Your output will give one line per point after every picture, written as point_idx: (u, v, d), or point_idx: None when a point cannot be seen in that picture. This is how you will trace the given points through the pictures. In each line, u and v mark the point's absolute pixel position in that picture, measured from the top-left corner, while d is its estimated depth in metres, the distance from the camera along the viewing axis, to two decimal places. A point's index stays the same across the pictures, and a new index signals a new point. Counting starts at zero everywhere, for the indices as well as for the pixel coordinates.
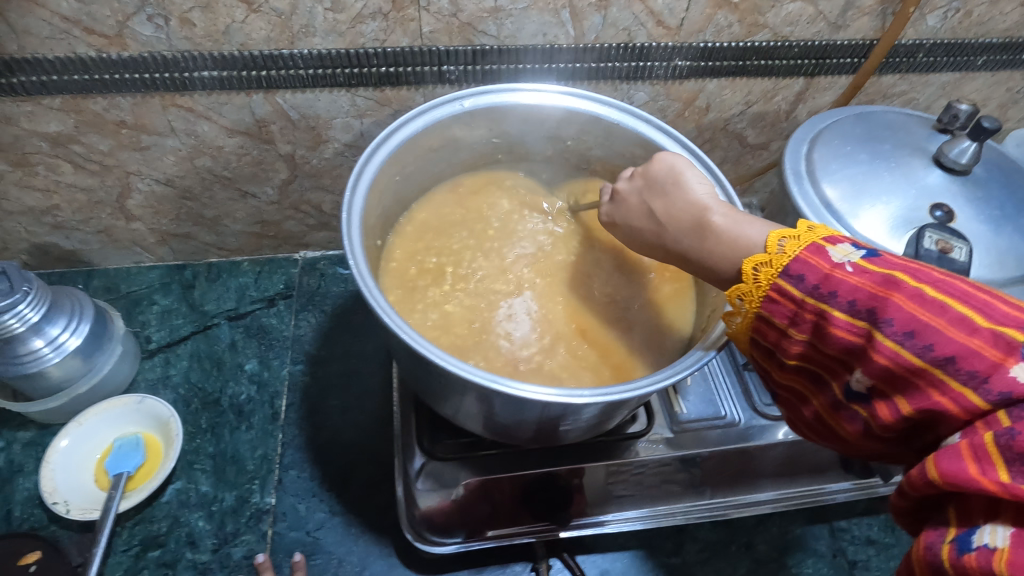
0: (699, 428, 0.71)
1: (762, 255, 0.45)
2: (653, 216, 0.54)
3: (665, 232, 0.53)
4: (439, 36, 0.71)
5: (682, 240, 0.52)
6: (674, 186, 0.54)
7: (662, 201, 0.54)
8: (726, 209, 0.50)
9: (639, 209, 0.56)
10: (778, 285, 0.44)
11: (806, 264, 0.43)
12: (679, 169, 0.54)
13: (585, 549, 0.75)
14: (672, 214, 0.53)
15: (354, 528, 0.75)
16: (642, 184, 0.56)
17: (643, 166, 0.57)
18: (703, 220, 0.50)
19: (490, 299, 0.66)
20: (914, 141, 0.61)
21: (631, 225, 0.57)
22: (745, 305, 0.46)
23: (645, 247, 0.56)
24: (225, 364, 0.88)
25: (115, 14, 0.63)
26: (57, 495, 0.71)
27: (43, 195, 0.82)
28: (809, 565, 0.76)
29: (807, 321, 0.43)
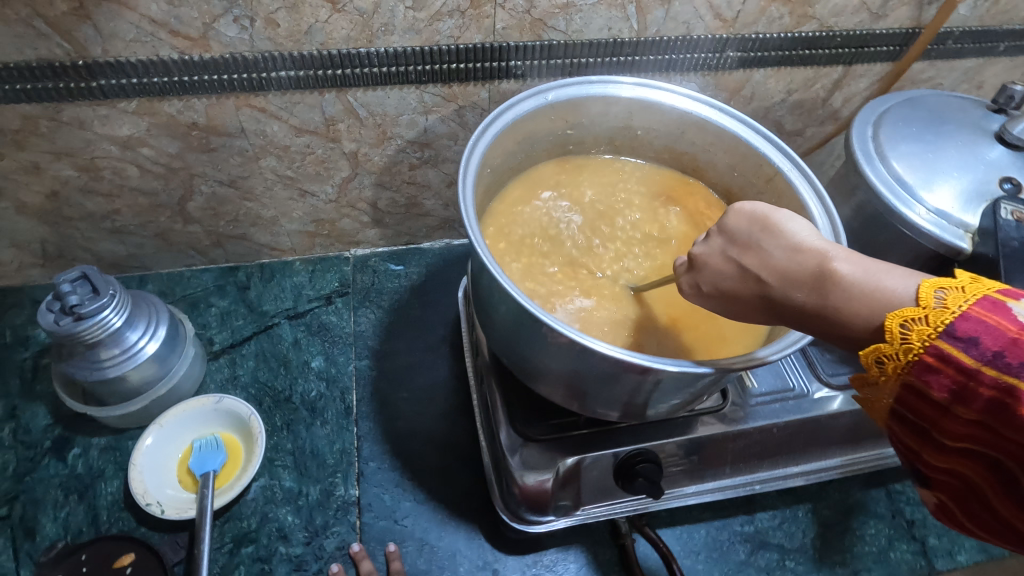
0: (771, 401, 0.75)
1: (913, 310, 0.40)
2: (749, 274, 0.50)
3: (770, 287, 0.48)
4: (511, 32, 0.73)
5: (795, 296, 0.47)
6: (766, 235, 0.50)
7: (756, 255, 0.50)
8: (846, 253, 0.45)
9: (728, 268, 0.51)
10: (939, 348, 0.39)
11: (981, 324, 0.38)
12: (766, 216, 0.50)
13: (665, 522, 0.79)
14: (773, 265, 0.48)
15: (441, 515, 0.77)
16: (723, 241, 0.53)
17: (718, 224, 0.53)
18: (817, 268, 0.45)
19: (580, 275, 0.70)
20: (974, 120, 0.67)
21: (722, 288, 0.52)
22: (887, 368, 0.42)
23: (747, 308, 0.51)
24: (291, 362, 0.89)
25: (203, 16, 0.64)
26: (150, 496, 0.72)
27: (105, 200, 0.81)
28: (872, 525, 0.81)
29: (981, 398, 0.37)
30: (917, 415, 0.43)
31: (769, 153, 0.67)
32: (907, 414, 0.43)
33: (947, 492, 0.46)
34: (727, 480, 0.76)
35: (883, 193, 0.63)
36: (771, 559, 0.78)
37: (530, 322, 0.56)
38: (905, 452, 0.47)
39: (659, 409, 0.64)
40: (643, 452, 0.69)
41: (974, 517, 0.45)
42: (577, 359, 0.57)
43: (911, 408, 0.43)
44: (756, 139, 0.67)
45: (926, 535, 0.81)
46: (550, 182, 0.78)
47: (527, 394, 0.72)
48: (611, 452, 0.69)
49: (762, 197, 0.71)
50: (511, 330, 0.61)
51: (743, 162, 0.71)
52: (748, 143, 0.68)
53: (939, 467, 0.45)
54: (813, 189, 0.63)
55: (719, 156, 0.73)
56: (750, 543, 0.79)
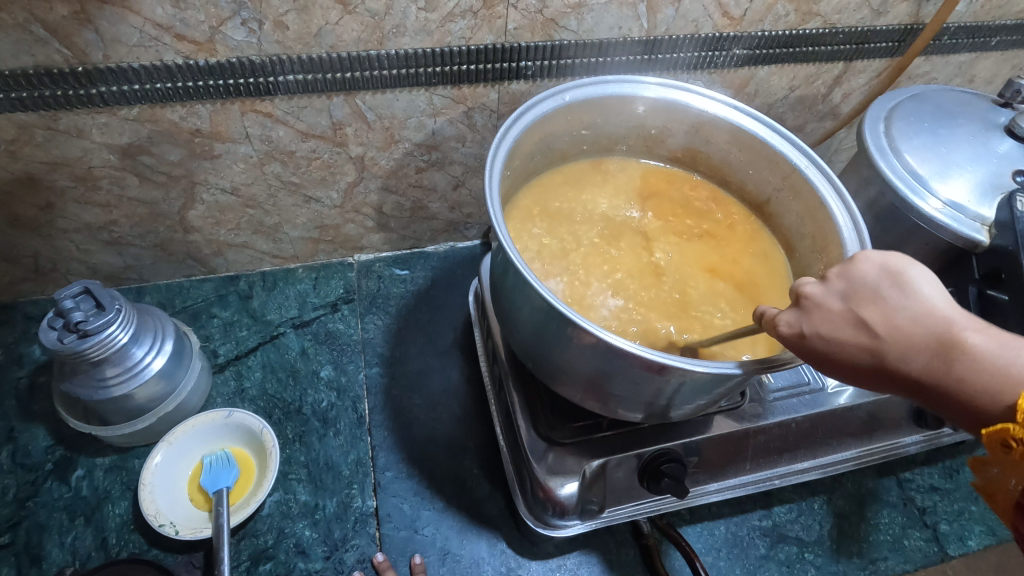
0: (788, 396, 0.75)
1: None
2: (868, 328, 0.44)
3: (887, 346, 0.43)
4: (522, 33, 0.72)
5: (913, 361, 0.43)
6: (896, 292, 0.44)
7: (880, 310, 0.44)
8: (977, 323, 0.42)
9: (844, 317, 0.45)
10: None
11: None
12: (897, 269, 0.45)
13: (686, 520, 0.79)
14: (898, 325, 0.43)
15: (462, 522, 0.76)
16: (844, 287, 0.46)
17: (841, 267, 0.47)
18: (946, 336, 0.42)
19: (588, 269, 0.70)
20: (983, 114, 0.68)
21: (831, 339, 0.45)
22: (1012, 453, 0.38)
23: (848, 364, 0.45)
24: (300, 373, 0.87)
25: (210, 19, 0.62)
26: (162, 517, 0.70)
27: (102, 211, 0.78)
28: (885, 514, 0.82)
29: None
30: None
31: (786, 151, 0.67)
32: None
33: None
34: (748, 476, 0.75)
35: (898, 186, 0.64)
36: (790, 552, 0.78)
37: (557, 323, 0.55)
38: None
39: (679, 412, 0.63)
40: (668, 452, 0.68)
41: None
42: (609, 362, 0.56)
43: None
44: (772, 136, 0.68)
45: (937, 522, 0.83)
46: (556, 182, 0.78)
47: (549, 396, 0.72)
48: (635, 453, 0.68)
49: (780, 193, 0.72)
50: (536, 333, 0.61)
51: (759, 159, 0.71)
52: (765, 142, 0.68)
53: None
54: (829, 180, 0.63)
55: (734, 153, 0.74)
56: (769, 537, 0.79)
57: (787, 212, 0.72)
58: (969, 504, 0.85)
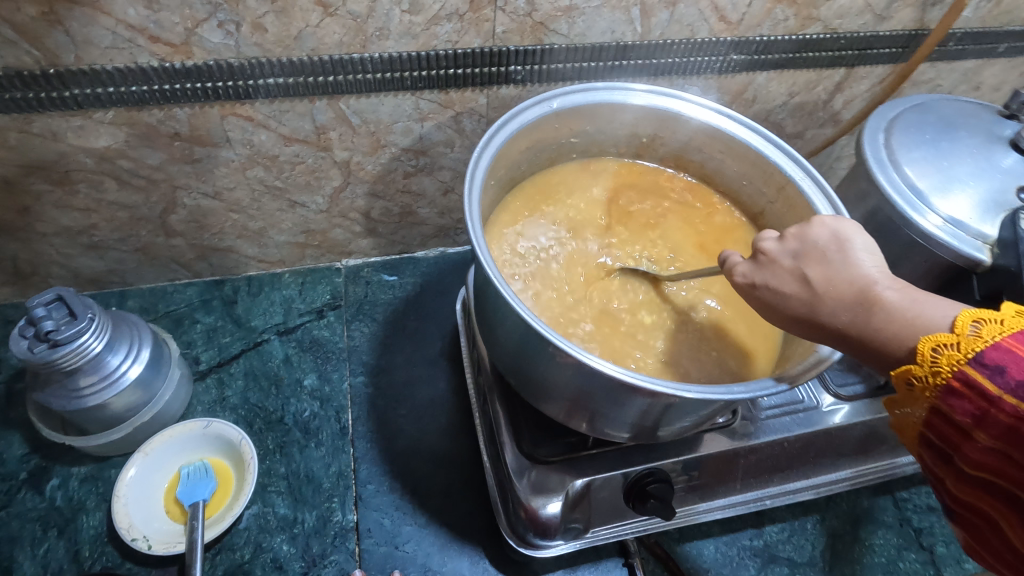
0: (781, 414, 0.73)
1: (946, 336, 0.41)
2: (808, 284, 0.49)
3: (821, 302, 0.48)
4: (511, 36, 0.70)
5: (841, 315, 0.47)
6: (838, 254, 0.49)
7: (823, 268, 0.49)
8: (899, 285, 0.46)
9: (790, 273, 0.50)
10: (966, 375, 0.40)
11: (1009, 354, 0.38)
12: (844, 235, 0.49)
13: (674, 540, 0.77)
14: (834, 282, 0.47)
15: (444, 538, 0.74)
16: (796, 247, 0.51)
17: (797, 229, 0.52)
18: (870, 293, 0.46)
19: (572, 281, 0.68)
20: (987, 126, 0.66)
21: (775, 291, 0.50)
22: (915, 388, 0.43)
23: (788, 314, 0.50)
24: (283, 382, 0.85)
25: (185, 21, 0.60)
26: (135, 531, 0.68)
27: (81, 215, 0.76)
28: (880, 535, 0.80)
29: (997, 423, 0.38)
30: (942, 440, 0.43)
31: (780, 162, 0.65)
32: (932, 438, 0.44)
33: (969, 523, 0.45)
34: (738, 496, 0.73)
35: (896, 201, 0.62)
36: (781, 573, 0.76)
37: (538, 342, 0.53)
38: (932, 480, 0.47)
39: (667, 432, 0.61)
40: (655, 472, 0.66)
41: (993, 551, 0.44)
42: (591, 383, 0.54)
43: (937, 432, 0.43)
44: (766, 147, 0.66)
45: (934, 543, 0.80)
46: (539, 191, 0.75)
47: (535, 414, 0.70)
48: (621, 472, 0.66)
49: (774, 205, 0.69)
50: (517, 349, 0.59)
51: (753, 169, 0.69)
52: (759, 153, 0.66)
53: (961, 499, 0.45)
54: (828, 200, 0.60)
55: (727, 163, 0.72)
56: (760, 558, 0.77)
57: (780, 225, 0.70)
58: None
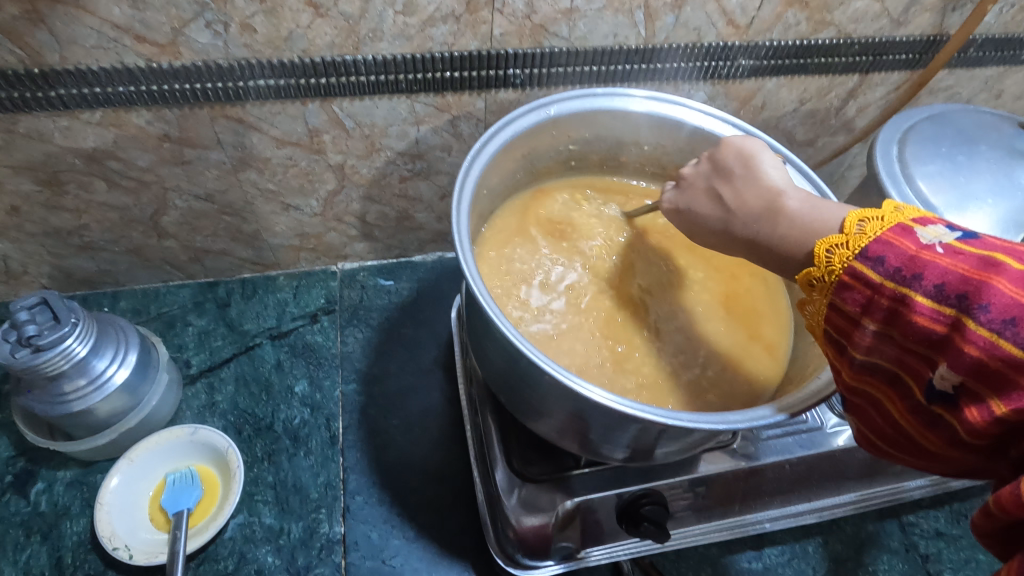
0: (783, 435, 0.70)
1: (838, 237, 0.41)
2: (720, 201, 0.52)
3: (735, 217, 0.50)
4: (509, 39, 0.68)
5: (750, 224, 0.48)
6: (746, 171, 0.51)
7: (732, 186, 0.52)
8: (802, 193, 0.47)
9: (705, 192, 0.54)
10: (853, 269, 0.39)
11: (888, 245, 0.38)
12: (751, 152, 0.52)
13: (669, 561, 0.75)
14: (745, 197, 0.50)
15: (432, 553, 0.72)
16: (710, 169, 0.55)
17: (711, 152, 0.55)
18: (774, 201, 0.47)
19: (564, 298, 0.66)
20: (1007, 140, 0.63)
21: (694, 211, 0.54)
22: (815, 291, 0.42)
23: (711, 235, 0.53)
24: (274, 388, 0.83)
25: (171, 20, 0.58)
26: (117, 540, 0.67)
27: (71, 216, 0.75)
28: (885, 561, 0.77)
29: (882, 309, 0.37)
30: (836, 334, 0.41)
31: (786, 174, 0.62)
32: (827, 335, 0.42)
33: (862, 417, 0.43)
34: (732, 518, 0.71)
35: None
36: None
37: (527, 363, 0.51)
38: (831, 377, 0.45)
39: (662, 454, 0.59)
40: (650, 494, 0.64)
41: (886, 443, 0.42)
42: (586, 406, 0.51)
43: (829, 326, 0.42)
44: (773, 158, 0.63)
45: (941, 571, 0.77)
46: (537, 206, 0.74)
47: (526, 432, 0.68)
48: (614, 493, 0.63)
49: None
50: (508, 367, 0.56)
51: None
52: None
53: (855, 393, 0.42)
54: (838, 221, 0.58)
55: None
56: None
57: None
58: (977, 552, 0.79)
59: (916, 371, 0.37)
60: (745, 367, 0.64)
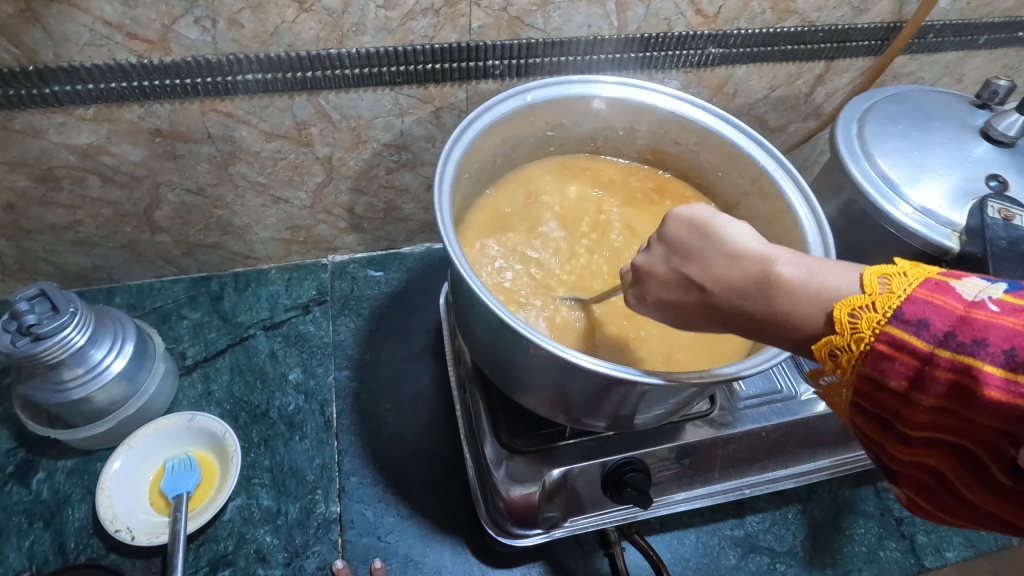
0: (759, 404, 0.73)
1: (860, 297, 0.37)
2: (693, 285, 0.45)
3: (716, 298, 0.44)
4: (487, 31, 0.71)
5: (741, 303, 0.42)
6: (705, 242, 0.45)
7: (697, 265, 0.45)
8: (789, 254, 0.41)
9: (672, 279, 0.47)
10: (892, 337, 0.35)
11: (928, 305, 0.34)
12: (705, 219, 0.46)
13: (655, 529, 0.78)
14: (717, 274, 0.43)
15: (425, 530, 0.75)
16: (664, 250, 0.48)
17: (657, 233, 0.49)
18: (761, 274, 0.41)
19: (545, 279, 0.70)
20: (960, 117, 0.67)
21: (667, 299, 0.48)
22: (839, 362, 0.37)
23: (695, 320, 0.46)
24: (268, 375, 0.85)
25: (162, 17, 0.61)
26: (119, 522, 0.69)
27: (66, 211, 0.77)
28: (861, 525, 0.81)
29: (942, 383, 0.33)
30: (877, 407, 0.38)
31: (753, 154, 0.66)
32: (864, 407, 0.38)
33: (917, 488, 0.39)
34: (717, 485, 0.74)
35: (868, 191, 0.62)
36: (763, 563, 0.76)
37: (509, 334, 0.53)
38: (868, 449, 0.41)
39: (642, 421, 0.61)
40: (632, 461, 0.66)
41: (951, 513, 0.39)
42: (565, 374, 0.54)
43: (868, 400, 0.38)
44: (740, 137, 0.67)
45: (915, 533, 0.81)
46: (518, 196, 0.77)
47: (513, 405, 0.71)
48: (599, 461, 0.66)
49: (749, 196, 0.71)
50: (491, 341, 0.59)
51: (728, 162, 0.70)
52: (733, 143, 0.67)
53: (904, 466, 0.39)
54: (802, 192, 0.62)
55: (701, 155, 0.73)
56: (740, 547, 0.77)
57: (753, 217, 0.71)
58: None
59: (993, 449, 0.33)
60: (719, 343, 0.67)
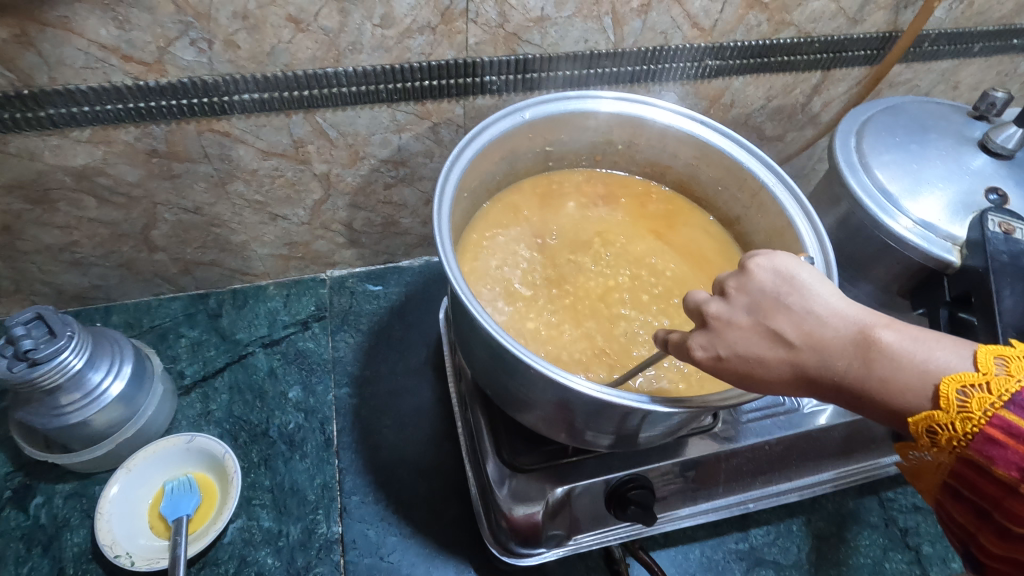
0: (761, 418, 0.72)
1: (973, 375, 0.37)
2: (783, 341, 0.42)
3: (806, 356, 0.42)
4: (484, 47, 0.71)
5: (835, 364, 0.41)
6: (794, 296, 0.43)
7: (788, 320, 0.42)
8: (886, 320, 0.41)
9: (756, 333, 0.43)
10: (1007, 423, 0.36)
11: None
12: (790, 274, 0.43)
13: (659, 545, 0.77)
14: (810, 330, 0.42)
15: (429, 548, 0.74)
16: (748, 302, 0.44)
17: (739, 281, 0.45)
18: (862, 340, 0.40)
19: (543, 295, 0.69)
20: (957, 129, 0.67)
21: (746, 356, 0.43)
22: (940, 437, 0.38)
23: (772, 379, 0.43)
24: (268, 395, 0.85)
25: (157, 40, 0.60)
26: (118, 547, 0.68)
27: (62, 232, 0.77)
28: (866, 536, 0.80)
29: None
30: (976, 494, 0.39)
31: (753, 168, 0.66)
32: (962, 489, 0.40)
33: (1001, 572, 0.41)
34: (720, 500, 0.74)
35: (867, 205, 0.62)
36: None
37: (509, 357, 0.52)
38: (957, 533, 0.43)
39: (646, 437, 0.60)
40: (635, 478, 0.66)
41: None
42: (567, 396, 0.53)
43: (966, 482, 0.39)
44: (739, 152, 0.67)
45: (920, 543, 0.80)
46: (514, 211, 0.77)
47: (515, 422, 0.70)
48: (602, 479, 0.66)
49: (749, 211, 0.71)
50: (492, 362, 0.58)
51: (728, 176, 0.70)
52: (732, 158, 0.67)
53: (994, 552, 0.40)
54: (801, 208, 0.62)
55: (701, 169, 0.73)
56: (745, 561, 0.77)
57: (754, 229, 0.71)
58: None
59: None
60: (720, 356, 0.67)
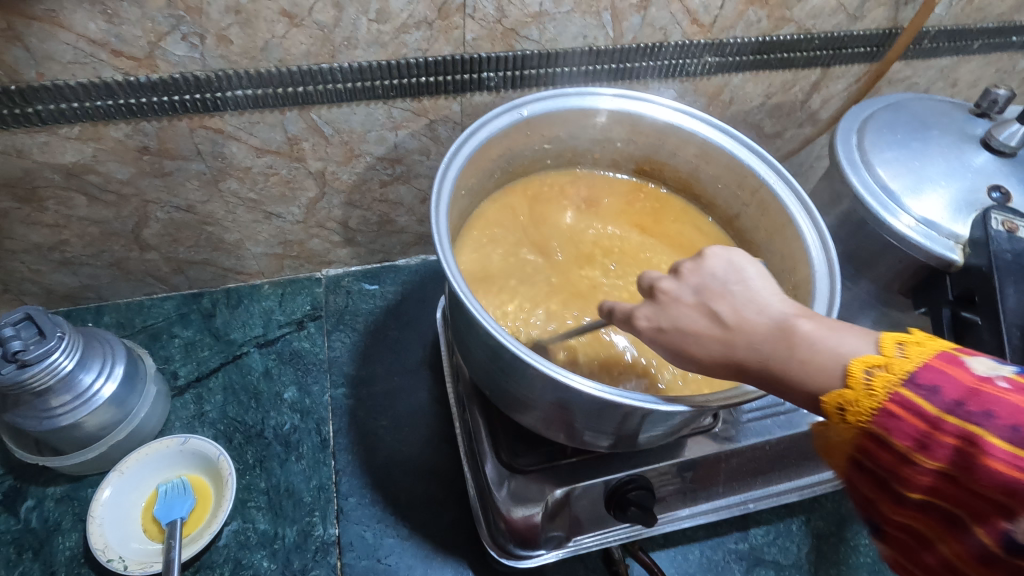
0: (762, 417, 0.71)
1: (877, 358, 0.37)
2: (718, 321, 0.43)
3: (736, 338, 0.42)
4: (481, 43, 0.70)
5: (760, 347, 0.41)
6: (739, 285, 0.44)
7: (727, 303, 0.43)
8: (813, 316, 0.41)
9: (695, 312, 0.44)
10: (902, 397, 0.35)
11: (942, 373, 0.34)
12: (739, 264, 0.45)
13: (659, 545, 0.76)
14: (744, 315, 0.42)
15: (426, 550, 0.73)
16: (695, 284, 0.45)
17: (693, 263, 0.46)
18: (786, 327, 0.41)
19: (542, 294, 0.69)
20: (959, 126, 0.66)
21: (683, 331, 0.44)
22: (849, 417, 0.37)
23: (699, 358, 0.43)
24: (262, 395, 0.84)
25: (148, 34, 0.59)
26: (111, 551, 0.67)
27: (51, 231, 0.75)
28: (865, 535, 0.80)
29: (946, 448, 0.33)
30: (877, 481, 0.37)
31: (752, 164, 0.65)
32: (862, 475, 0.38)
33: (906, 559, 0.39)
34: (720, 500, 0.74)
35: (869, 203, 0.62)
36: None
37: (509, 357, 0.51)
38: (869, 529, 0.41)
39: (646, 438, 0.59)
40: (635, 479, 0.65)
41: None
42: (567, 397, 0.52)
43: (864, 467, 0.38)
44: (738, 149, 0.66)
45: None
46: (512, 211, 0.76)
47: (514, 423, 0.69)
48: (602, 480, 0.65)
49: (748, 209, 0.70)
50: (490, 363, 0.57)
51: (727, 173, 0.69)
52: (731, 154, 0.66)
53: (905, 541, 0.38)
54: (803, 206, 0.61)
55: (700, 167, 0.73)
56: (745, 561, 0.77)
57: (754, 227, 0.71)
58: None
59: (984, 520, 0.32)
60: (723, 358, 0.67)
